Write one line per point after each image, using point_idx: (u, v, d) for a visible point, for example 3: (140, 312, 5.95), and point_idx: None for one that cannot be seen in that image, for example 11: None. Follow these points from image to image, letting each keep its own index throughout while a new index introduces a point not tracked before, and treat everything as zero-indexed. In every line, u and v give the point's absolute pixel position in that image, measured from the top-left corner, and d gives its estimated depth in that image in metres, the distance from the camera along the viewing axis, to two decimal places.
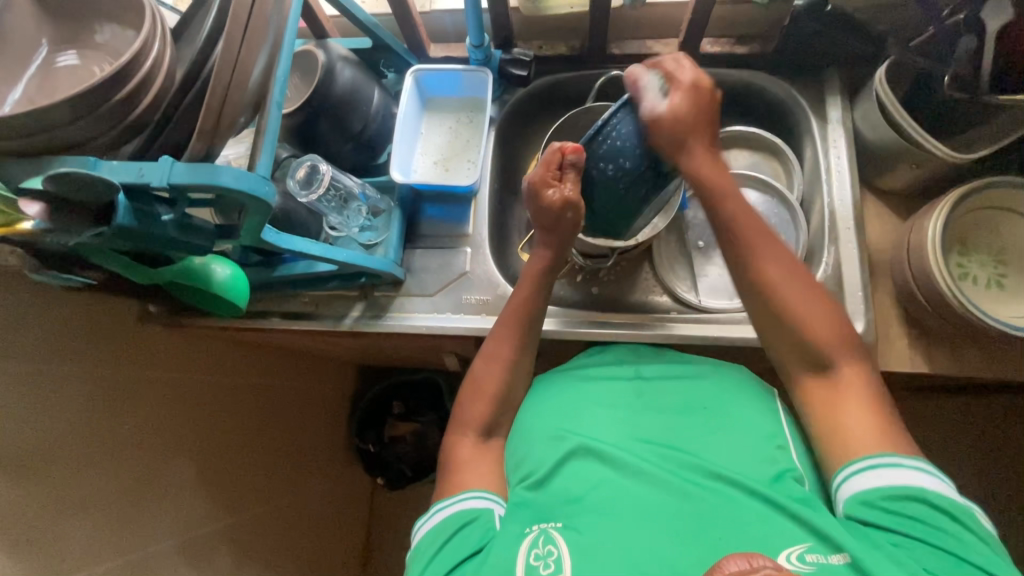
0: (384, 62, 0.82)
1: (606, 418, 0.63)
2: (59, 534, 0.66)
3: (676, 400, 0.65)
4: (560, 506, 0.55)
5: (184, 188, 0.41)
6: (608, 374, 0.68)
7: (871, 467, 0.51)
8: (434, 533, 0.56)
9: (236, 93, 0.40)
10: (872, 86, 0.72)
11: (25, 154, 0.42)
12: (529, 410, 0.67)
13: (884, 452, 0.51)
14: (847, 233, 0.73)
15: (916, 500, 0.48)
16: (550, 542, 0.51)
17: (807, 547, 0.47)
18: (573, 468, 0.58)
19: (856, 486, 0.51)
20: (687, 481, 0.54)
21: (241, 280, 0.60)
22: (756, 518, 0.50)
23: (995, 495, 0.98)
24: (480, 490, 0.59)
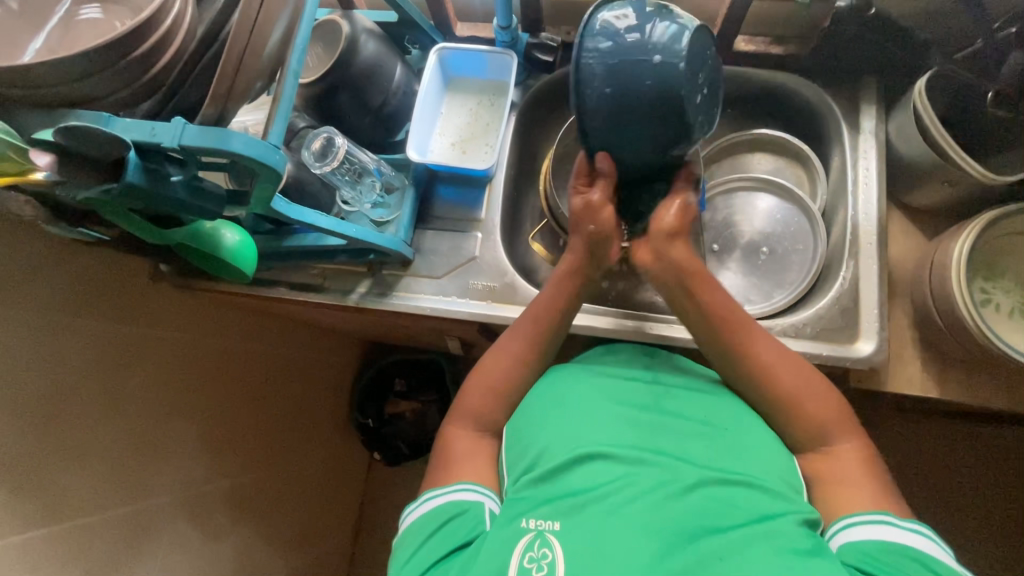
0: (409, 38, 0.80)
1: (618, 419, 0.61)
2: (55, 483, 0.68)
3: (691, 414, 0.62)
4: (561, 503, 0.53)
5: (195, 151, 0.41)
6: (625, 376, 0.67)
7: (862, 523, 0.51)
8: (426, 519, 0.58)
9: (252, 58, 0.40)
10: (911, 97, 0.69)
11: (41, 105, 0.42)
12: (540, 393, 0.66)
13: (884, 511, 0.52)
14: (869, 249, 0.71)
15: (905, 556, 0.48)
16: (545, 545, 0.50)
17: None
18: (580, 464, 0.56)
19: (852, 536, 0.51)
20: (695, 500, 0.53)
21: (249, 247, 0.62)
22: (760, 543, 0.48)
23: (992, 527, 0.96)
24: (472, 483, 0.60)
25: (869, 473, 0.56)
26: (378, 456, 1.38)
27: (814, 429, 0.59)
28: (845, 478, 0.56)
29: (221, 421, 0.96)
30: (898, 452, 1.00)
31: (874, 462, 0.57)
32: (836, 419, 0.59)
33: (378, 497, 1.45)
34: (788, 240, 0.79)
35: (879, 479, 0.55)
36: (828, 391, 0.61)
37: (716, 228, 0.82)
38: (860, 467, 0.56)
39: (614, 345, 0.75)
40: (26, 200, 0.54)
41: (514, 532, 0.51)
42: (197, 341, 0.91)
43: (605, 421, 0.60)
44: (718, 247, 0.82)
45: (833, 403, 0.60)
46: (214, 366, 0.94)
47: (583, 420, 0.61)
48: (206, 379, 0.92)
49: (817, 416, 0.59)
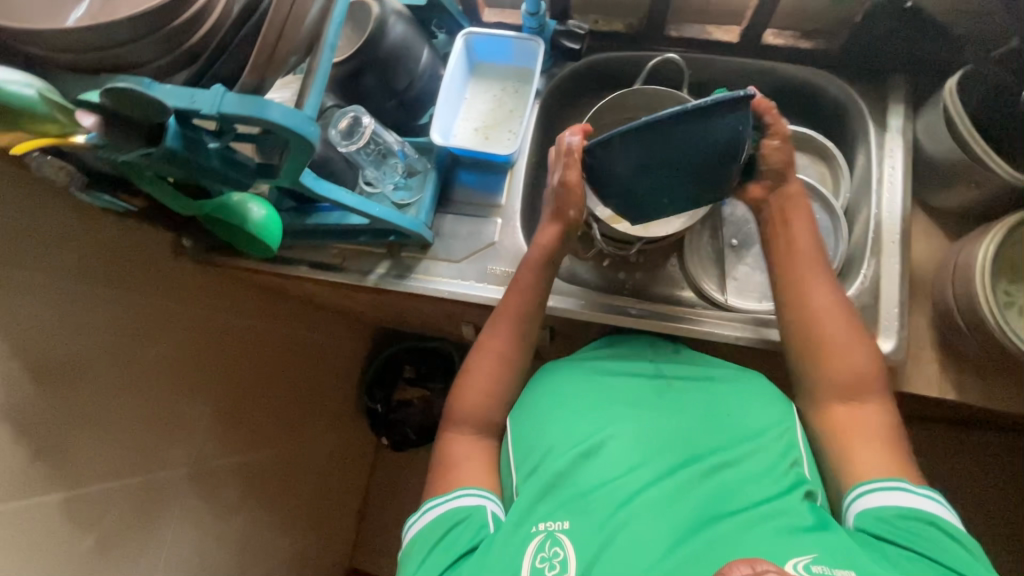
0: (437, 22, 0.81)
1: (623, 412, 0.61)
2: (76, 448, 0.70)
3: (695, 400, 0.63)
4: (568, 500, 0.55)
5: (231, 119, 0.41)
6: (629, 369, 0.67)
7: (875, 490, 0.51)
8: (427, 532, 0.58)
9: (292, 29, 0.40)
10: (942, 96, 0.69)
11: (83, 70, 0.43)
12: (545, 387, 0.66)
13: (898, 477, 0.52)
14: (892, 248, 0.71)
15: (917, 520, 0.49)
16: (557, 544, 0.51)
17: (814, 558, 0.45)
18: (586, 458, 0.57)
19: (869, 503, 0.51)
20: (699, 487, 0.53)
21: (275, 224, 0.64)
22: (767, 531, 0.48)
23: (1001, 536, 0.95)
24: (474, 487, 0.60)
25: (890, 436, 0.55)
26: (385, 441, 1.39)
27: (850, 379, 0.57)
28: (868, 437, 0.55)
29: (233, 397, 0.98)
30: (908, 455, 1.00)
31: (899, 429, 0.56)
32: (872, 375, 0.57)
33: (383, 483, 1.46)
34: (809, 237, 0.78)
35: (899, 449, 0.54)
36: (872, 348, 0.59)
37: (735, 223, 0.85)
38: (884, 430, 0.55)
39: (628, 335, 0.75)
40: (62, 167, 0.53)
41: (523, 533, 0.53)
42: (213, 316, 0.92)
43: (611, 415, 0.61)
44: (736, 242, 0.85)
45: (873, 359, 0.58)
46: (227, 343, 0.95)
47: (588, 414, 0.61)
48: (220, 358, 0.94)
49: (855, 365, 0.58)
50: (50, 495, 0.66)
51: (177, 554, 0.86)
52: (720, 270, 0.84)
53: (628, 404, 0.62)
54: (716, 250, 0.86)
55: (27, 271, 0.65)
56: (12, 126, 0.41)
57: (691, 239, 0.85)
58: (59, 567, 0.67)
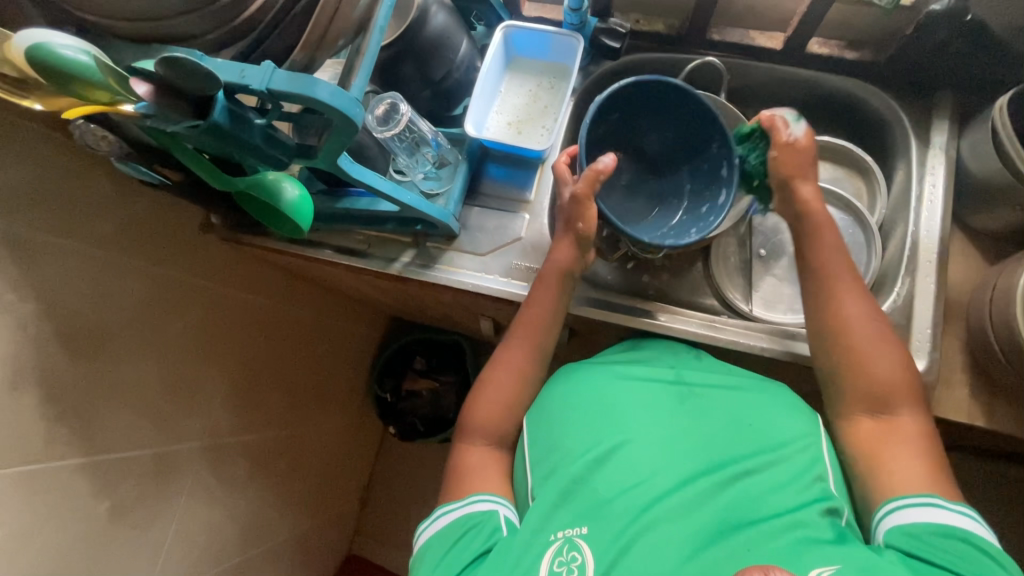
0: (476, 13, 0.80)
1: (642, 417, 0.60)
2: (96, 416, 0.71)
3: (716, 408, 0.62)
4: (586, 506, 0.54)
5: (280, 96, 0.41)
6: (647, 374, 0.66)
7: (904, 506, 0.50)
8: (442, 535, 0.58)
9: (347, 9, 0.40)
10: (990, 114, 0.67)
11: (135, 39, 0.43)
12: (564, 389, 0.66)
13: (930, 492, 0.50)
14: (927, 267, 0.69)
15: (950, 537, 0.47)
16: (575, 549, 0.51)
17: (837, 569, 0.45)
18: (604, 465, 0.56)
19: (910, 516, 0.49)
20: (719, 497, 0.53)
21: (307, 204, 0.63)
22: (788, 544, 0.48)
23: None
24: (487, 493, 0.60)
25: (924, 445, 0.54)
26: (393, 431, 1.39)
27: (876, 389, 0.57)
28: (902, 447, 0.54)
29: (247, 377, 0.98)
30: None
31: (933, 441, 0.55)
32: (903, 383, 0.57)
33: (388, 473, 1.46)
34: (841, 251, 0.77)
35: (934, 460, 0.53)
36: (901, 362, 0.58)
37: (765, 233, 0.85)
38: (918, 439, 0.55)
39: (647, 339, 0.75)
40: (105, 136, 0.54)
41: (540, 539, 0.53)
42: (233, 293, 0.93)
43: (630, 421, 0.60)
44: (764, 252, 0.85)
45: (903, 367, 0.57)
46: (245, 321, 0.96)
47: (607, 419, 0.60)
48: (239, 336, 0.95)
49: (883, 374, 0.57)
50: (69, 461, 0.67)
51: (187, 527, 0.87)
52: (747, 280, 0.83)
53: (647, 410, 0.61)
54: (743, 259, 0.85)
55: (61, 238, 0.66)
56: (62, 91, 0.41)
57: (718, 246, 0.84)
58: (73, 532, 0.68)
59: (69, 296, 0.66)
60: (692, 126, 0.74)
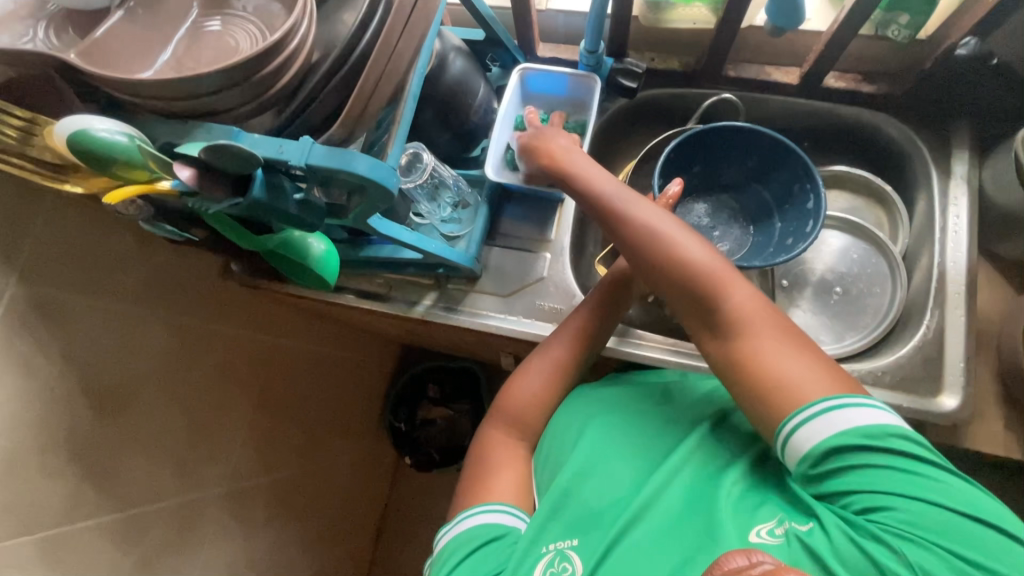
0: (491, 56, 0.81)
1: (630, 425, 0.63)
2: (121, 472, 0.70)
3: (699, 399, 0.64)
4: (577, 518, 0.55)
5: (317, 170, 0.41)
6: (639, 385, 0.68)
7: (792, 439, 0.49)
8: (460, 540, 0.56)
9: (384, 85, 0.40)
10: (1013, 146, 0.67)
11: (173, 116, 0.44)
12: (565, 411, 0.67)
13: (811, 401, 0.48)
14: (956, 299, 0.69)
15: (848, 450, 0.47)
16: (566, 559, 0.52)
17: (778, 525, 0.48)
18: (593, 477, 0.58)
19: (813, 435, 0.47)
20: (692, 475, 0.56)
21: (332, 257, 0.64)
22: (736, 502, 0.52)
23: None
24: (509, 505, 0.59)
25: (773, 319, 0.53)
26: (408, 462, 1.37)
27: (703, 280, 0.56)
28: (756, 332, 0.53)
29: (267, 417, 0.98)
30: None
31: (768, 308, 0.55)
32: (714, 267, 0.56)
33: (403, 502, 1.45)
34: (864, 281, 0.78)
35: (794, 339, 0.52)
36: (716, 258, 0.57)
37: None
38: (761, 313, 0.54)
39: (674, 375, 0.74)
40: (134, 201, 0.53)
41: (534, 550, 0.53)
42: (252, 335, 0.92)
43: (617, 433, 0.62)
44: None
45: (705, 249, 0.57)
46: (264, 362, 0.96)
47: (599, 434, 0.62)
48: (257, 378, 0.94)
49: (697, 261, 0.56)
50: (94, 520, 0.67)
51: None
52: None
53: (633, 420, 0.64)
54: None
55: (86, 298, 0.66)
56: (99, 171, 0.41)
57: None
58: None
59: (94, 355, 0.66)
60: (772, 153, 0.74)
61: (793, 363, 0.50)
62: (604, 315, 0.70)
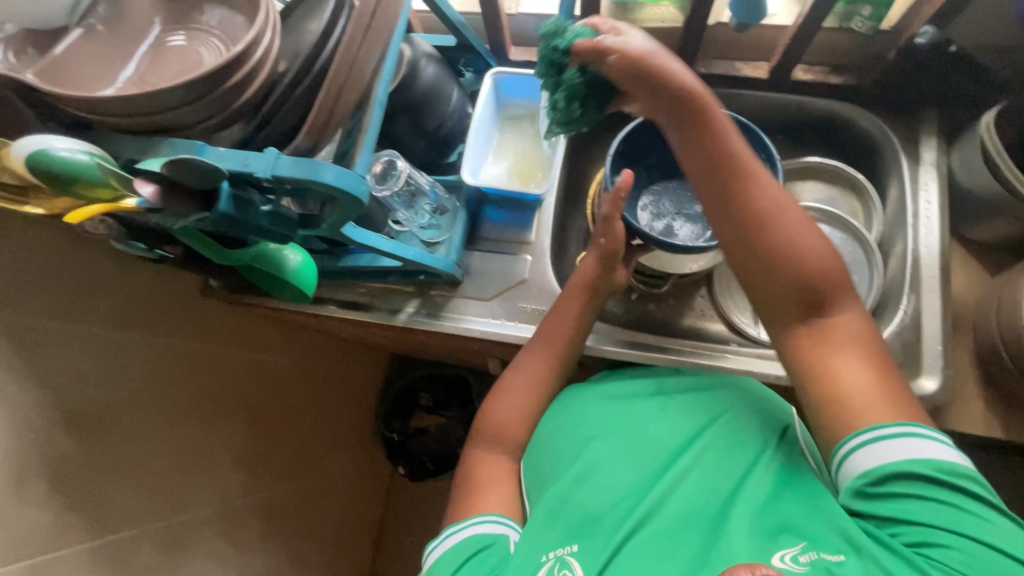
0: (464, 61, 0.81)
1: (624, 431, 0.63)
2: (105, 496, 0.69)
3: (695, 407, 0.64)
4: (577, 523, 0.55)
5: (285, 181, 0.41)
6: (632, 390, 0.69)
7: (852, 454, 0.48)
8: (451, 556, 0.55)
9: (348, 93, 0.40)
10: (978, 131, 0.68)
11: (136, 132, 0.43)
12: (554, 417, 0.68)
13: (881, 423, 0.47)
14: (931, 283, 0.70)
15: (910, 476, 0.46)
16: (566, 568, 0.51)
17: (801, 550, 0.47)
18: (591, 479, 0.59)
19: (873, 454, 0.47)
20: (694, 489, 0.55)
21: (310, 267, 0.63)
22: (753, 524, 0.50)
23: None
24: (496, 514, 0.59)
25: (864, 339, 0.51)
26: (402, 471, 1.37)
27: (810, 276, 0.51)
28: (840, 342, 0.51)
29: (257, 434, 0.97)
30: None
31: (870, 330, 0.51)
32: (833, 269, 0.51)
33: (400, 512, 1.43)
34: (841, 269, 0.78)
35: (879, 359, 0.50)
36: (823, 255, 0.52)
37: None
38: (858, 332, 0.51)
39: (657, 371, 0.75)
40: (102, 220, 0.53)
41: (532, 559, 0.52)
42: (237, 351, 0.91)
43: (615, 437, 0.63)
44: None
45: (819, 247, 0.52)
46: (251, 378, 0.94)
47: (594, 437, 0.63)
48: (244, 395, 0.93)
49: (812, 257, 0.51)
50: (79, 547, 0.65)
51: None
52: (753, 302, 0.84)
53: (630, 426, 0.64)
54: None
55: (60, 321, 0.64)
56: (62, 192, 0.40)
57: (720, 273, 0.85)
58: None
59: (71, 379, 0.65)
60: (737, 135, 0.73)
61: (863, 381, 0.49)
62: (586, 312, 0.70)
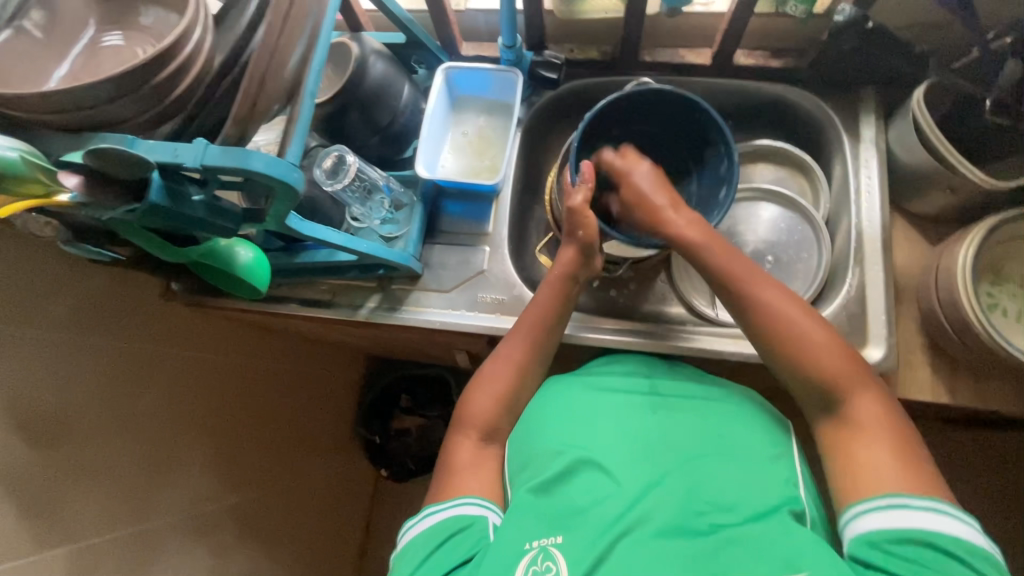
0: (417, 58, 0.83)
1: (614, 427, 0.63)
2: (67, 503, 0.68)
3: (689, 418, 0.64)
4: (558, 518, 0.54)
5: (214, 170, 0.42)
6: (623, 386, 0.68)
7: (873, 511, 0.50)
8: (428, 535, 0.57)
9: (271, 81, 0.41)
10: (910, 107, 0.70)
11: (65, 128, 0.43)
12: (535, 407, 0.68)
13: (884, 493, 0.50)
14: (874, 256, 0.72)
15: (923, 543, 0.47)
16: (550, 559, 0.51)
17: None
18: (577, 475, 0.58)
19: (866, 524, 0.50)
20: (683, 496, 0.54)
21: (263, 264, 0.64)
22: (746, 550, 0.50)
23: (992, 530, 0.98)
24: (476, 497, 0.60)
25: (889, 425, 0.54)
26: (385, 473, 1.38)
27: (819, 372, 0.58)
28: (867, 433, 0.54)
29: (228, 438, 0.96)
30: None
31: (897, 416, 0.55)
32: (846, 366, 0.57)
33: (383, 515, 1.43)
34: (793, 248, 0.80)
35: (906, 447, 0.53)
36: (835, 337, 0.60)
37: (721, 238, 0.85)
38: (882, 419, 0.55)
39: (620, 355, 0.76)
40: (47, 221, 0.54)
41: (514, 547, 0.52)
42: (205, 356, 0.91)
43: (602, 428, 0.62)
44: None
45: (846, 353, 0.58)
46: (221, 383, 0.94)
47: (580, 428, 0.63)
48: (213, 399, 0.93)
49: (824, 355, 0.58)
50: (42, 555, 0.65)
51: None
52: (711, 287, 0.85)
53: (617, 422, 0.63)
54: None
55: (13, 327, 0.64)
56: None
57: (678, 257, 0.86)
58: None
59: (26, 385, 0.65)
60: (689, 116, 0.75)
61: (872, 448, 0.53)
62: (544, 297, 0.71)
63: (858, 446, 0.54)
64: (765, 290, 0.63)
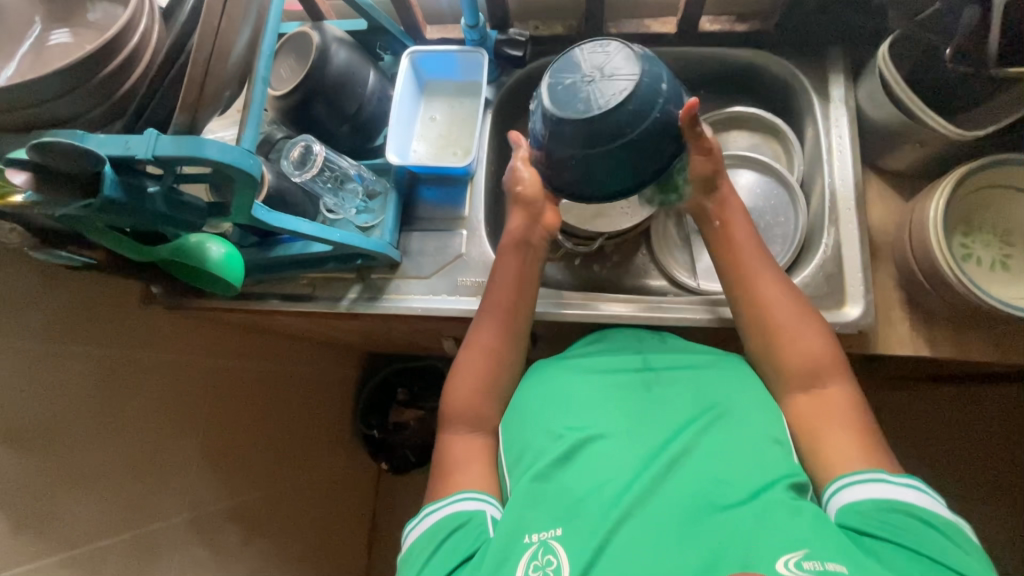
0: (381, 44, 0.82)
1: (610, 409, 0.61)
2: (62, 511, 0.68)
3: (682, 392, 0.63)
4: (560, 508, 0.54)
5: (168, 160, 0.42)
6: (617, 365, 0.67)
7: (852, 485, 0.52)
8: (429, 535, 0.57)
9: (218, 66, 0.40)
10: (876, 62, 0.70)
11: (15, 128, 0.43)
12: (526, 392, 0.67)
13: (856, 470, 0.53)
14: (848, 214, 0.72)
15: (900, 511, 0.50)
16: (550, 552, 0.51)
17: (805, 555, 0.45)
18: (576, 460, 0.57)
19: (848, 496, 0.52)
20: (682, 478, 0.54)
21: (236, 259, 0.61)
22: (751, 527, 0.48)
23: (984, 483, 0.99)
24: (471, 491, 0.59)
25: (861, 423, 0.57)
26: (385, 467, 1.38)
27: (804, 369, 0.60)
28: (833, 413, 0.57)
29: (221, 440, 0.96)
30: (884, 414, 1.03)
31: (863, 410, 0.58)
32: (829, 358, 0.60)
33: (388, 508, 1.44)
34: (770, 213, 0.81)
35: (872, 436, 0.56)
36: (824, 334, 0.62)
37: None
38: (851, 411, 0.58)
39: (609, 331, 0.75)
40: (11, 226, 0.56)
41: (516, 544, 0.52)
42: (192, 358, 0.91)
43: (598, 409, 0.61)
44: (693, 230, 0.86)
45: (827, 346, 0.61)
46: (208, 387, 0.93)
47: (577, 410, 0.62)
48: (204, 402, 0.92)
49: (803, 348, 0.61)
50: (43, 561, 0.65)
51: None
52: (690, 255, 0.86)
53: (613, 403, 0.62)
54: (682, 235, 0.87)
55: None
56: None
57: (656, 227, 0.87)
58: None
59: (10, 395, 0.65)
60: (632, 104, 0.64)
61: (837, 436, 0.56)
62: (524, 275, 0.71)
63: (826, 432, 0.57)
64: (762, 285, 0.65)
